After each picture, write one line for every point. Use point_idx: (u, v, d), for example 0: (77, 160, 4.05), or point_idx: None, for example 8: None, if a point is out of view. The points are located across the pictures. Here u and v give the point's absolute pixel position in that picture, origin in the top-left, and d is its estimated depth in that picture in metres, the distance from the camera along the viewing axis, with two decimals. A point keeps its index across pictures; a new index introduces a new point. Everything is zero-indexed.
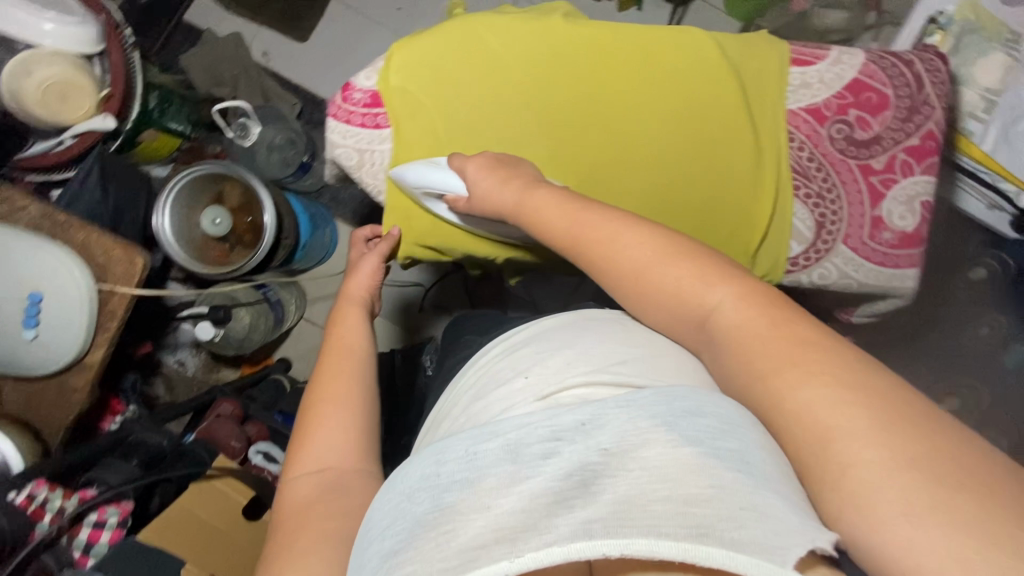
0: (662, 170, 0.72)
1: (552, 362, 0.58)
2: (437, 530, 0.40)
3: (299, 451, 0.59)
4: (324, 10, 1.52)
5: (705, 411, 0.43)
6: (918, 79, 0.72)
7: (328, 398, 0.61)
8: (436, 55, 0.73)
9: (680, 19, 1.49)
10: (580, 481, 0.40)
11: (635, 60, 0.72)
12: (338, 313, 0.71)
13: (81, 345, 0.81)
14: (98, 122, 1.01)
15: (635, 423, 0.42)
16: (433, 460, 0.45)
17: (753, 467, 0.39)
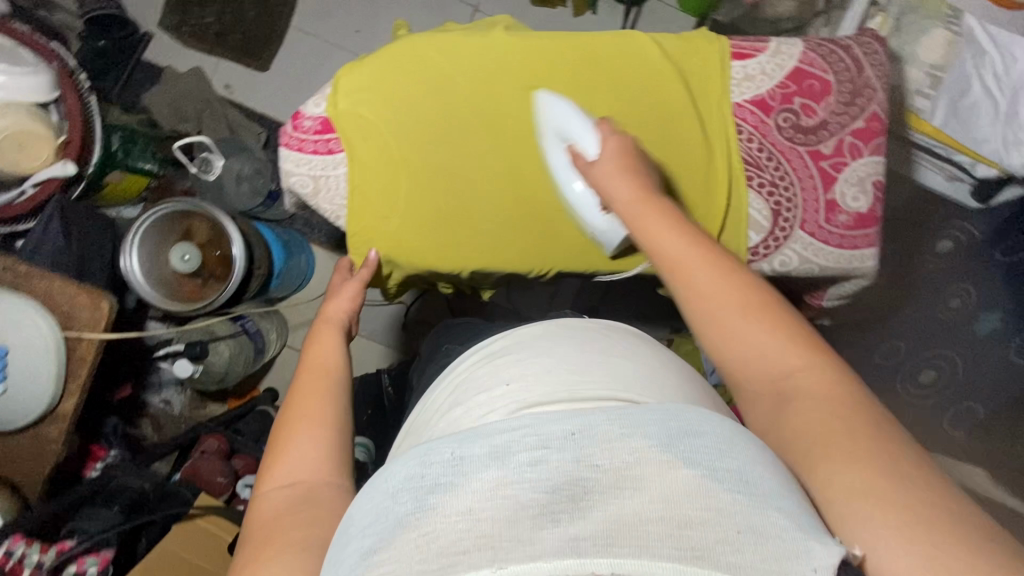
0: None
1: (531, 371, 0.60)
2: (416, 529, 0.38)
3: (271, 467, 0.57)
4: (283, 38, 1.52)
5: (705, 431, 0.42)
6: (857, 63, 0.74)
7: (304, 416, 0.59)
8: (382, 77, 0.73)
9: (636, 19, 1.51)
10: (568, 494, 0.38)
11: (580, 65, 0.73)
12: (311, 335, 0.69)
13: (52, 394, 0.81)
14: (57, 169, 1.00)
15: (629, 442, 0.40)
16: (418, 461, 0.43)
17: (754, 488, 0.38)
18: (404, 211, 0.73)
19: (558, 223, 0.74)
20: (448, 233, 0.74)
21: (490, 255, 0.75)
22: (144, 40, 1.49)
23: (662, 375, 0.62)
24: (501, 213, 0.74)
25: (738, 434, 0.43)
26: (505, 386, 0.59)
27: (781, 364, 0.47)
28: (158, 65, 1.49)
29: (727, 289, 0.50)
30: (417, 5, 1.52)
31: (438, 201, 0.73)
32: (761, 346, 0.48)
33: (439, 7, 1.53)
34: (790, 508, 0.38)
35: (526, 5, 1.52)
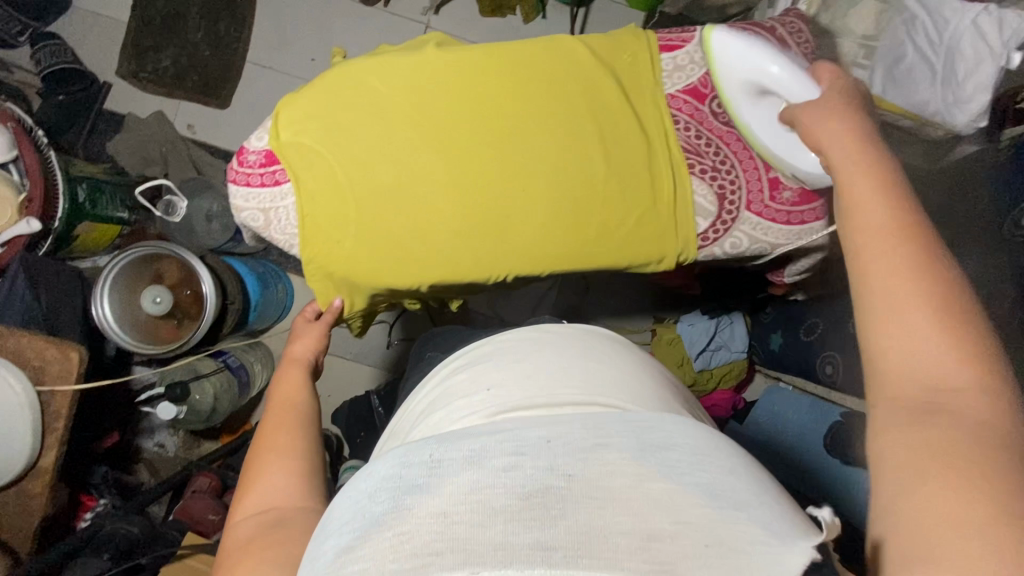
0: (560, 173, 0.74)
1: (512, 378, 0.55)
2: (390, 530, 0.38)
3: (242, 498, 0.55)
4: (240, 73, 1.54)
5: (675, 443, 0.42)
6: (782, 42, 0.75)
7: (275, 444, 0.59)
8: (321, 105, 0.75)
9: (585, 19, 1.53)
10: (539, 503, 0.37)
11: (515, 74, 0.74)
12: (276, 376, 0.68)
13: (30, 450, 0.81)
14: (22, 226, 1.01)
15: (605, 457, 0.40)
16: (399, 462, 0.43)
17: (721, 498, 0.39)
18: (355, 234, 0.74)
19: (507, 230, 0.75)
20: (401, 251, 0.75)
21: (444, 269, 0.76)
22: (104, 88, 1.49)
23: (634, 365, 0.59)
24: (451, 226, 0.74)
25: (713, 450, 0.43)
26: (484, 391, 0.55)
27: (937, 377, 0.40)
28: (120, 112, 1.51)
29: (916, 290, 0.42)
30: (370, 28, 1.55)
31: (388, 218, 0.74)
32: (929, 356, 0.41)
33: (391, 28, 1.55)
34: (762, 517, 0.38)
35: (476, 17, 1.55)
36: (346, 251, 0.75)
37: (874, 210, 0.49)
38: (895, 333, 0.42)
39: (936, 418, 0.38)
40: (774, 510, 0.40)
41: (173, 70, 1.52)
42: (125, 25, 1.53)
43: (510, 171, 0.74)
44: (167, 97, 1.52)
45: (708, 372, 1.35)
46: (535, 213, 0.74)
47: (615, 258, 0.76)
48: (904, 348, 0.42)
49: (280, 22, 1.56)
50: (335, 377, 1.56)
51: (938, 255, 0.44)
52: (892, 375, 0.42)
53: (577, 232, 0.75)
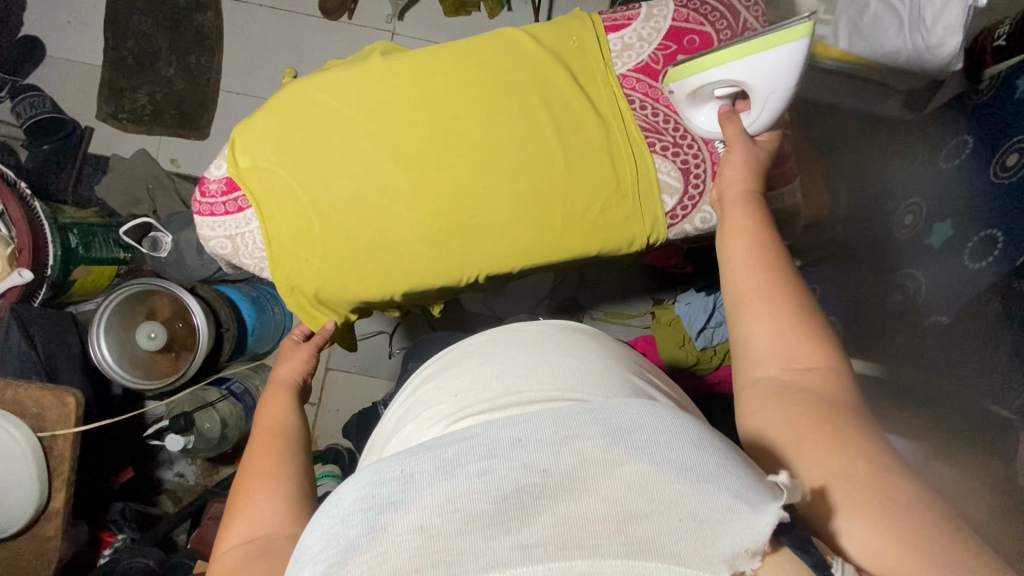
0: (522, 164, 0.73)
1: (479, 380, 0.55)
2: (367, 552, 0.34)
3: (228, 527, 0.54)
4: (216, 103, 1.55)
5: (644, 423, 0.39)
6: (731, 9, 0.73)
7: (262, 472, 0.57)
8: (274, 128, 0.75)
9: (551, 8, 1.51)
10: (517, 503, 0.35)
11: (464, 72, 0.74)
12: (263, 401, 0.67)
13: (39, 494, 0.84)
14: (16, 279, 1.04)
15: (576, 446, 0.37)
16: (367, 481, 0.38)
17: (692, 470, 0.37)
18: (324, 252, 0.74)
19: (476, 231, 0.74)
20: (372, 263, 0.75)
21: (418, 276, 0.76)
22: (86, 133, 1.52)
23: (607, 359, 0.58)
24: (420, 232, 0.74)
25: (686, 424, 0.40)
26: (452, 397, 0.54)
27: (802, 359, 0.51)
28: (104, 155, 1.53)
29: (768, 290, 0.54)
30: (337, 42, 1.55)
31: (356, 230, 0.74)
32: (771, 339, 0.52)
33: (358, 40, 1.55)
34: (733, 480, 0.37)
35: (441, 18, 1.54)
36: (315, 270, 0.75)
37: (742, 221, 0.60)
38: (763, 320, 0.53)
39: (809, 394, 0.48)
40: (742, 476, 0.38)
41: (150, 107, 1.54)
42: (101, 69, 1.55)
43: (472, 172, 0.73)
44: (148, 135, 1.54)
45: (711, 349, 1.30)
46: (502, 211, 0.73)
47: (586, 247, 0.76)
48: (771, 333, 0.52)
49: (248, 47, 1.57)
50: (341, 392, 1.56)
51: (785, 256, 0.57)
52: (767, 357, 0.52)
53: (546, 227, 0.74)
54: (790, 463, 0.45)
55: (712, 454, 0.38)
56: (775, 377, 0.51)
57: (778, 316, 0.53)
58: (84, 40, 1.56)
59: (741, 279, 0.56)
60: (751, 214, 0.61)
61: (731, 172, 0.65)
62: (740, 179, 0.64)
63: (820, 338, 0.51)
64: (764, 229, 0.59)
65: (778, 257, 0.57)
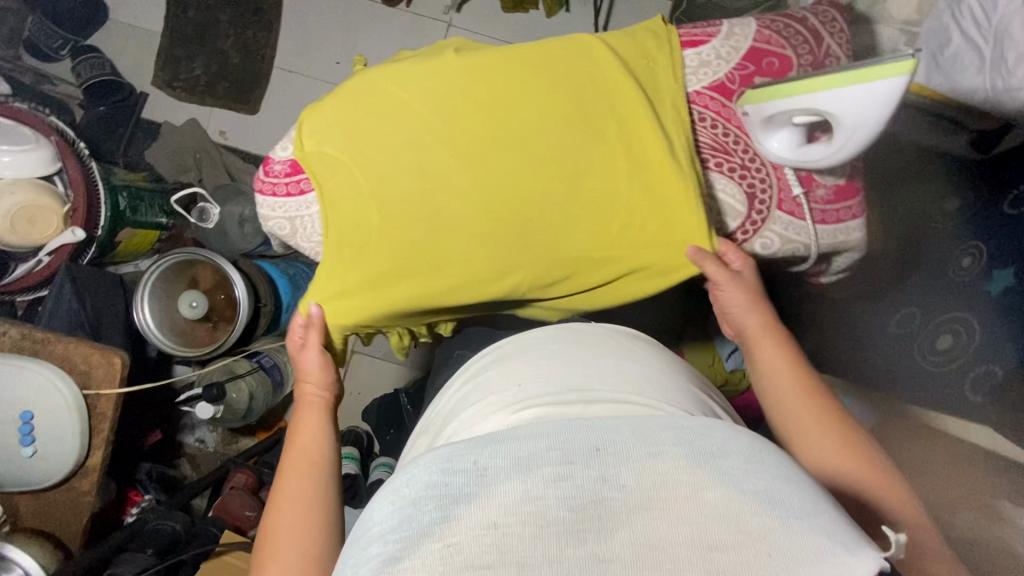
0: (579, 177, 0.72)
1: (543, 373, 0.57)
2: (440, 539, 0.35)
3: (260, 570, 0.60)
4: (268, 79, 1.57)
5: (731, 448, 0.39)
6: (815, 34, 0.72)
7: (293, 514, 0.64)
8: (340, 114, 0.76)
9: (609, 13, 1.49)
10: (593, 515, 0.36)
11: (531, 76, 0.74)
12: (294, 428, 0.73)
13: (80, 450, 0.86)
14: (68, 236, 1.07)
15: (660, 464, 0.38)
16: (440, 468, 0.39)
17: (785, 507, 0.36)
18: (371, 244, 0.74)
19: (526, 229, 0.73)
20: (414, 259, 0.74)
21: (462, 272, 0.75)
22: (140, 99, 1.54)
23: (663, 369, 0.59)
24: (470, 231, 0.74)
25: (773, 452, 0.40)
26: (516, 387, 0.56)
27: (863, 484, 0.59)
28: (156, 121, 1.56)
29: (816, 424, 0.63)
30: (392, 29, 1.56)
31: (406, 226, 0.74)
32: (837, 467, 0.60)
33: (414, 29, 1.55)
34: (827, 524, 0.35)
35: (498, 13, 1.54)
36: (356, 263, 0.75)
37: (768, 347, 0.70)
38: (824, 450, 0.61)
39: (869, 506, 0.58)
40: (833, 513, 0.37)
41: (205, 78, 1.56)
42: (160, 36, 1.58)
43: (529, 178, 0.73)
44: (200, 105, 1.57)
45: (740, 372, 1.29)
46: (555, 215, 0.73)
47: (639, 259, 0.74)
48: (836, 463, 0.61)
49: (305, 26, 1.58)
50: (365, 375, 1.58)
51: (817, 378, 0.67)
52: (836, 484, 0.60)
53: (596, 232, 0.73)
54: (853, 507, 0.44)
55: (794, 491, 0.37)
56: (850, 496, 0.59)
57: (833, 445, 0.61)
58: (147, 7, 1.59)
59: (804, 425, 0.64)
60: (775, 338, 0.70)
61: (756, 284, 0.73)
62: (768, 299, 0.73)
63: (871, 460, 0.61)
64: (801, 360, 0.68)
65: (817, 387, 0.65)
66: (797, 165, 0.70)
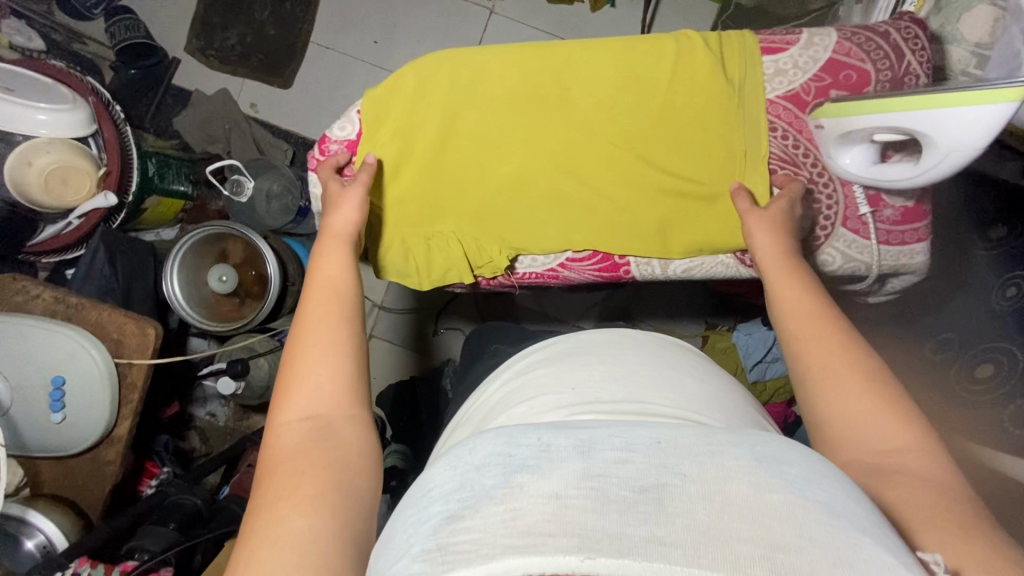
0: (620, 195, 0.73)
1: (599, 379, 0.53)
2: (503, 504, 0.33)
3: (283, 398, 0.54)
4: (304, 55, 1.54)
5: (789, 459, 0.36)
6: (896, 49, 0.69)
7: (321, 338, 0.56)
8: (429, 95, 0.73)
9: (654, 13, 1.45)
10: (655, 496, 0.32)
11: (626, 113, 0.72)
12: (320, 251, 0.65)
13: (107, 419, 0.85)
14: (102, 200, 1.06)
15: (726, 461, 0.35)
16: (504, 441, 0.38)
17: (842, 518, 0.33)
18: (455, 212, 0.76)
19: (512, 216, 0.75)
20: (482, 216, 0.76)
21: (515, 234, 0.77)
22: (172, 64, 1.52)
23: (723, 390, 0.56)
24: (532, 208, 0.75)
25: (834, 477, 0.37)
26: (572, 389, 0.52)
27: (881, 438, 0.48)
28: (187, 88, 1.52)
29: (838, 353, 0.52)
30: (434, 13, 1.52)
31: (488, 206, 0.75)
32: (862, 420, 0.49)
33: (455, 13, 1.51)
34: (885, 541, 0.33)
35: (542, 4, 1.50)
36: (417, 204, 0.76)
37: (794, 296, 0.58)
38: (849, 392, 0.50)
39: (906, 478, 0.45)
40: (887, 535, 0.33)
41: (240, 48, 1.53)
42: (195, 3, 1.55)
43: (586, 192, 0.74)
44: (231, 76, 1.53)
45: (762, 384, 1.29)
46: (585, 210, 0.75)
47: (678, 222, 0.74)
48: (858, 404, 0.50)
49: (344, 4, 1.54)
50: (381, 362, 1.54)
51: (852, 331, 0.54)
52: (850, 436, 0.49)
53: (639, 238, 0.75)
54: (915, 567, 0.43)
55: (825, 499, 0.34)
56: (861, 459, 0.48)
57: (915, 461, 0.46)
58: None
59: (872, 438, 0.48)
60: (820, 302, 0.57)
61: (769, 246, 0.64)
62: (782, 266, 0.62)
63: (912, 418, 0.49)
64: (880, 371, 0.51)
65: (908, 419, 0.48)
66: (867, 184, 0.68)
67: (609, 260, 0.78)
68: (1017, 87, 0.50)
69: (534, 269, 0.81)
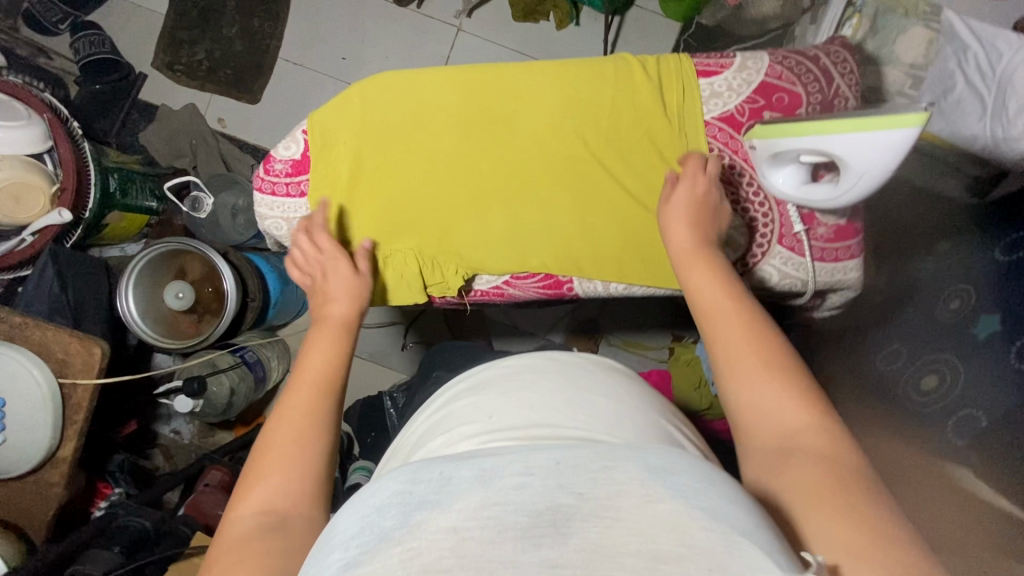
0: (575, 206, 0.74)
1: (527, 405, 0.50)
2: (397, 544, 0.32)
3: (243, 486, 0.50)
4: (272, 70, 1.54)
5: (681, 466, 0.36)
6: (826, 73, 0.72)
7: (292, 433, 0.52)
8: (372, 117, 0.74)
9: (618, 32, 1.48)
10: (548, 519, 0.31)
11: (568, 125, 0.73)
12: (309, 338, 0.61)
13: (50, 441, 0.83)
14: (54, 217, 1.04)
15: (617, 475, 0.34)
16: (410, 476, 0.37)
17: (722, 518, 0.32)
18: (411, 231, 0.75)
19: (468, 236, 0.75)
20: (440, 234, 0.75)
21: (477, 252, 0.76)
22: (139, 80, 1.52)
23: (659, 406, 0.55)
24: (491, 225, 0.74)
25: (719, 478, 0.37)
26: (486, 417, 0.50)
27: (786, 419, 0.47)
28: (154, 103, 1.52)
29: (751, 341, 0.52)
30: (402, 30, 1.53)
31: (445, 225, 0.75)
32: (770, 404, 0.48)
33: (423, 31, 1.53)
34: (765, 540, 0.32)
35: (509, 21, 1.52)
36: (370, 226, 0.75)
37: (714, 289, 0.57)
38: (760, 379, 0.50)
39: (803, 457, 0.45)
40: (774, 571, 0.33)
41: (207, 63, 1.53)
42: (163, 18, 1.55)
43: (540, 205, 0.74)
44: (199, 91, 1.53)
45: None
46: (543, 223, 0.74)
47: (636, 233, 0.74)
48: (766, 391, 0.49)
49: (313, 18, 1.55)
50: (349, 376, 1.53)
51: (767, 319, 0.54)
52: (759, 419, 0.49)
53: (599, 250, 0.75)
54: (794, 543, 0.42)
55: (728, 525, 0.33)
56: (771, 445, 0.47)
57: (811, 439, 0.46)
58: None
59: (777, 417, 0.48)
60: (734, 292, 0.56)
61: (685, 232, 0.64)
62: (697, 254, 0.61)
63: (813, 401, 0.48)
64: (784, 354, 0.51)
65: (806, 396, 0.48)
66: (798, 203, 0.69)
67: (552, 278, 0.79)
68: (916, 113, 0.54)
69: (480, 288, 0.81)
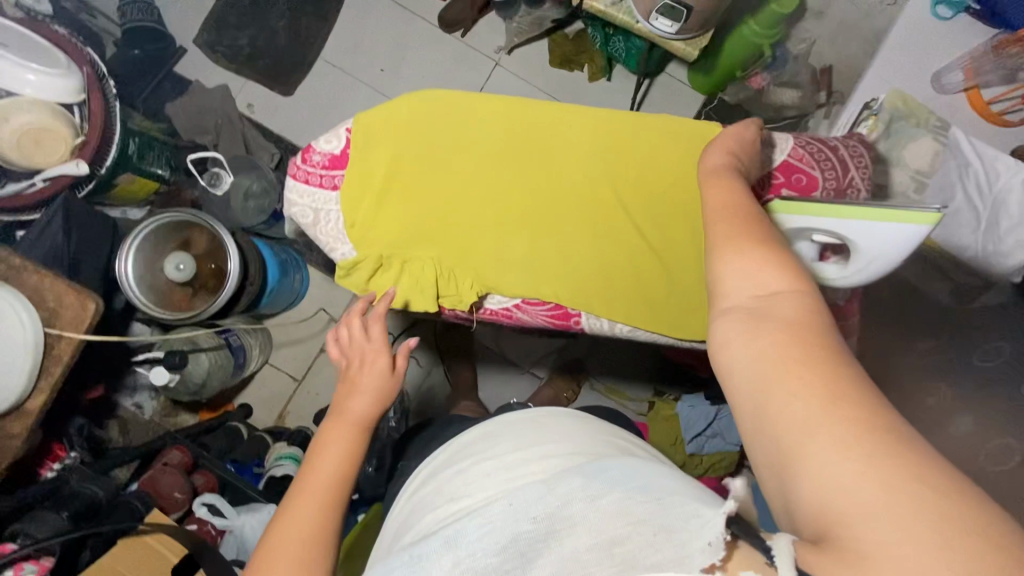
0: (593, 239, 0.76)
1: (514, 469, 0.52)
2: None
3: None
4: (310, 68, 1.58)
5: (612, 469, 0.45)
6: (843, 163, 0.78)
7: (302, 523, 0.56)
8: (411, 126, 0.77)
9: (645, 93, 1.56)
10: (518, 551, 0.40)
11: (595, 162, 0.76)
12: (322, 437, 0.63)
13: (23, 389, 0.80)
14: (71, 168, 1.03)
15: (559, 492, 0.43)
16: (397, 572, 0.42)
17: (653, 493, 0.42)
18: (432, 237, 0.76)
19: (486, 248, 0.76)
20: (459, 242, 0.76)
21: (493, 264, 0.77)
22: (178, 54, 1.54)
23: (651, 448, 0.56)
24: (510, 242, 0.76)
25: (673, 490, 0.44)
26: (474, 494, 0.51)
27: (767, 285, 0.46)
28: (187, 78, 1.53)
29: (741, 229, 0.51)
30: (443, 53, 1.60)
31: (466, 234, 0.76)
32: (756, 277, 0.47)
33: (461, 60, 1.59)
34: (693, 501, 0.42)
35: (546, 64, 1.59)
36: (395, 228, 0.77)
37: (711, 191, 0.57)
38: (742, 255, 0.48)
39: (773, 321, 0.43)
40: None
41: (248, 50, 1.56)
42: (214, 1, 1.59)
43: (560, 231, 0.76)
44: (235, 75, 1.56)
45: (699, 457, 1.32)
46: (561, 247, 0.76)
47: (646, 275, 0.76)
48: (746, 266, 0.48)
49: (359, 27, 1.61)
50: None
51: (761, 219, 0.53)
52: (736, 289, 0.47)
53: (610, 284, 0.77)
54: (760, 408, 0.40)
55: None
56: (744, 305, 0.46)
57: (787, 302, 0.44)
58: None
59: (760, 282, 0.46)
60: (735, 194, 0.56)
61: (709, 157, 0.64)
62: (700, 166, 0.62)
63: (796, 271, 0.47)
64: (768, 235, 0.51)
65: (790, 266, 0.47)
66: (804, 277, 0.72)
67: (561, 308, 0.80)
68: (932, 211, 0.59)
69: (490, 307, 0.82)
